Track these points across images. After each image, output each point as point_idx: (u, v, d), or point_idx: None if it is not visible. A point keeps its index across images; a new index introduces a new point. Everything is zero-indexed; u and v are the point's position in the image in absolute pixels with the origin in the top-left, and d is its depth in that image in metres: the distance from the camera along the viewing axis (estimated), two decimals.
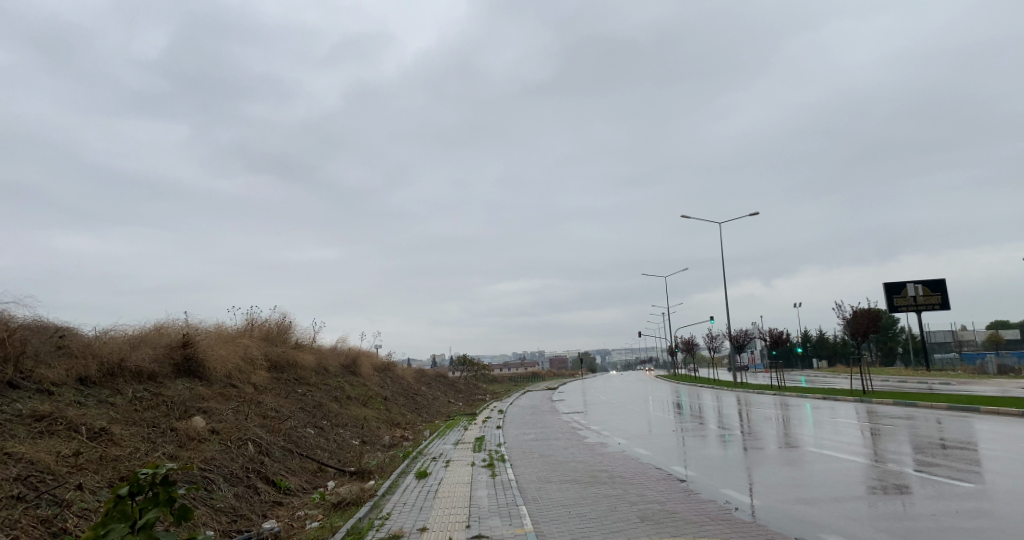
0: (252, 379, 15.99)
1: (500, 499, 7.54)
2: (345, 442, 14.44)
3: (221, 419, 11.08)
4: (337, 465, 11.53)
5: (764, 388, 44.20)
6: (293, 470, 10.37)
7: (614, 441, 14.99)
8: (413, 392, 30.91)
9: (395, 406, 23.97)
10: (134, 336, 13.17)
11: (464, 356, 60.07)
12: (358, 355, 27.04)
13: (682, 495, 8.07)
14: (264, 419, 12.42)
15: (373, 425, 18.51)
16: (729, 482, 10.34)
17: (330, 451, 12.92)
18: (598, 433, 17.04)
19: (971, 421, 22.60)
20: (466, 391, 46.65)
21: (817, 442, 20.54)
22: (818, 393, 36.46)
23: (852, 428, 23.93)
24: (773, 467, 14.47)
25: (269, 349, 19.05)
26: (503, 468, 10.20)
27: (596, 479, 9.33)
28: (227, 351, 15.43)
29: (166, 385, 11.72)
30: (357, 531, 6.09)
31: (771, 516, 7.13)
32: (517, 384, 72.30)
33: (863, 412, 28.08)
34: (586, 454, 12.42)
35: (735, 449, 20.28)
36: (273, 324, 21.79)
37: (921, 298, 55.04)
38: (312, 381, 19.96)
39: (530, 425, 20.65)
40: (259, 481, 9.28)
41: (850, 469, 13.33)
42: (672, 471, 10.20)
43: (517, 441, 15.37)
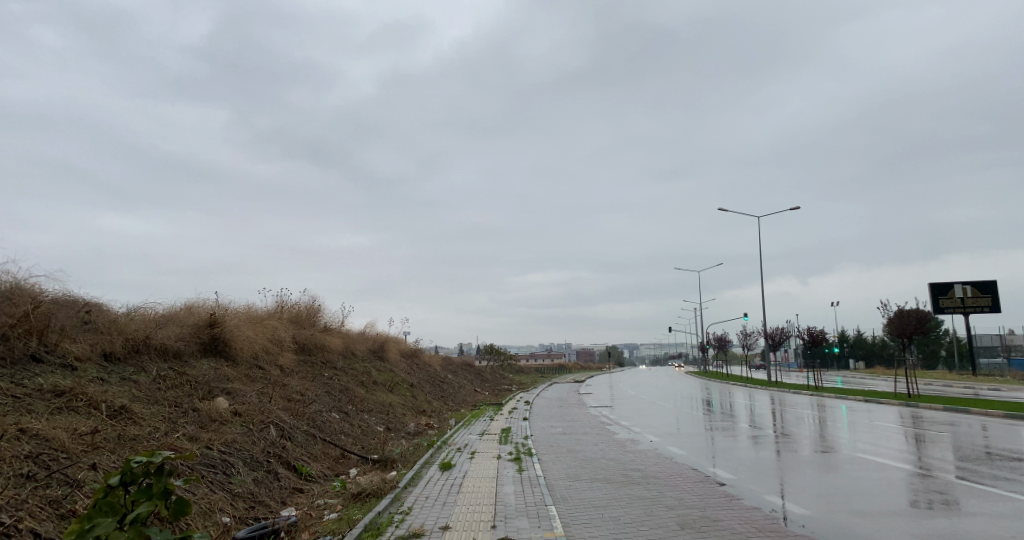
0: (278, 361, 15.86)
1: (528, 497, 7.09)
2: (369, 428, 14.19)
3: (245, 401, 10.90)
4: (360, 452, 11.25)
5: (799, 388, 42.85)
6: (315, 456, 10.12)
7: (645, 438, 14.46)
8: (439, 380, 30.72)
9: (421, 393, 23.76)
10: (161, 314, 13.13)
11: (490, 345, 59.81)
12: (385, 340, 26.91)
13: (723, 501, 7.54)
14: (287, 402, 12.22)
15: (398, 411, 18.28)
16: (770, 486, 9.75)
17: (354, 438, 12.66)
18: (629, 429, 16.50)
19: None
20: (492, 380, 46.41)
21: (859, 446, 19.61)
22: (857, 394, 35.14)
23: (895, 433, 22.84)
24: (814, 471, 13.73)
25: (297, 332, 18.98)
26: (530, 462, 9.78)
27: (629, 479, 8.82)
28: (254, 333, 15.33)
29: (191, 364, 11.61)
30: (376, 527, 5.71)
31: (821, 526, 6.59)
32: (543, 375, 71.81)
33: (906, 416, 26.90)
34: (617, 451, 11.93)
35: (770, 451, 19.48)
36: (301, 307, 21.73)
37: (969, 300, 52.61)
38: (339, 365, 19.84)
39: (557, 418, 20.16)
40: (280, 466, 9.05)
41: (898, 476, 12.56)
42: (709, 473, 9.66)
43: (543, 433, 14.95)
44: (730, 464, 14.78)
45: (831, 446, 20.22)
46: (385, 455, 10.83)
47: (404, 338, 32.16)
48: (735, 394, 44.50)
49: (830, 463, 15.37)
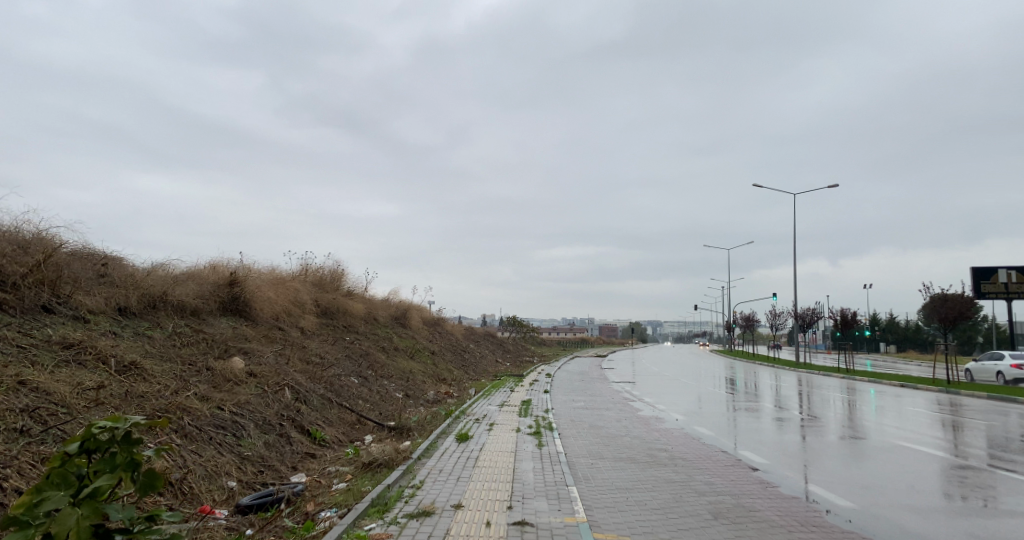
0: (299, 323, 15.65)
1: (547, 476, 6.63)
2: (388, 394, 13.93)
3: (261, 362, 10.66)
4: (377, 418, 10.97)
5: (829, 370, 41.65)
6: (331, 421, 9.84)
7: (671, 417, 13.93)
8: (461, 349, 30.56)
9: (443, 361, 23.55)
10: (182, 271, 12.94)
11: (514, 317, 59.63)
12: (408, 307, 26.74)
13: (758, 488, 6.97)
14: (305, 365, 11.96)
15: (418, 379, 18.04)
16: (805, 473, 9.15)
17: (372, 403, 12.40)
18: (653, 407, 15.98)
19: None
20: (514, 351, 46.33)
21: (894, 432, 18.77)
22: (888, 379, 34.06)
23: (930, 419, 21.94)
24: (846, 457, 13.09)
25: (319, 295, 18.79)
26: (550, 438, 9.35)
27: (656, 460, 8.32)
28: (275, 294, 15.12)
29: (209, 323, 11.41)
30: (384, 501, 5.31)
31: (868, 521, 6.00)
32: (566, 348, 71.58)
33: (943, 402, 25.82)
34: (642, 429, 11.42)
35: (798, 434, 18.84)
36: (325, 270, 21.55)
37: (1013, 286, 50.35)
38: (361, 330, 19.65)
39: (580, 392, 19.74)
40: (293, 430, 8.78)
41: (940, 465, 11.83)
42: (740, 457, 9.10)
43: (565, 407, 14.53)
44: (759, 447, 14.17)
45: (864, 431, 19.43)
46: (402, 423, 10.52)
47: (428, 306, 32.02)
48: (760, 374, 43.65)
49: (863, 449, 14.66)
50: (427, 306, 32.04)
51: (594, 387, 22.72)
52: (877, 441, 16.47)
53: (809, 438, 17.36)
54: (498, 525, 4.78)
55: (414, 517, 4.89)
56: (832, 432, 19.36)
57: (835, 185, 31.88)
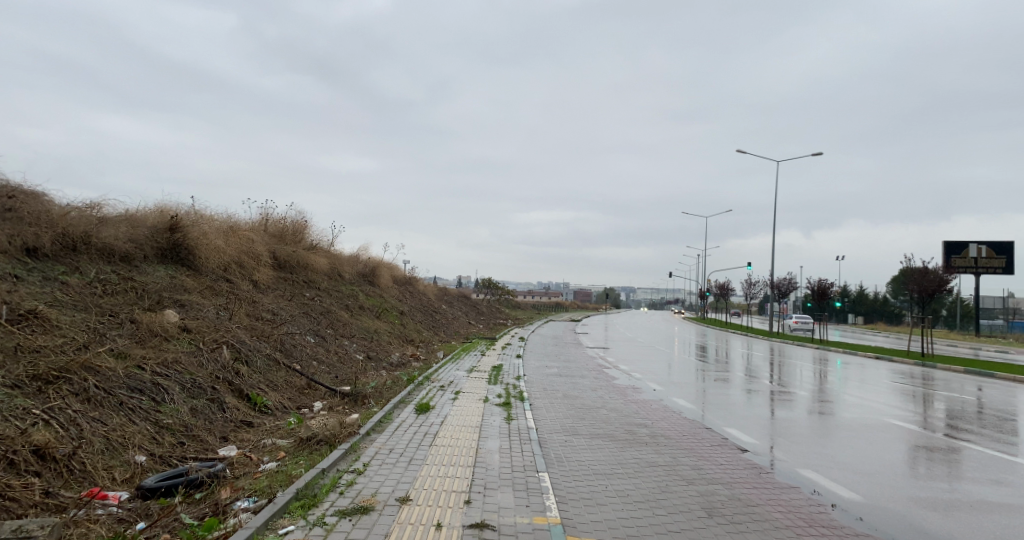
0: (252, 278, 14.42)
1: (514, 460, 5.71)
2: (347, 356, 12.90)
3: (200, 317, 9.47)
4: (330, 384, 9.95)
5: (799, 340, 41.82)
6: (276, 385, 8.78)
7: (648, 386, 13.19)
8: (433, 309, 29.58)
9: (411, 321, 22.55)
10: (115, 213, 11.53)
11: (488, 279, 58.78)
12: (378, 264, 25.53)
13: (751, 474, 6.14)
14: (252, 323, 10.83)
15: (383, 339, 17.00)
16: (795, 450, 8.37)
17: (326, 366, 11.38)
18: (630, 375, 15.26)
19: (1013, 393, 20.63)
20: (487, 313, 45.65)
21: (869, 403, 18.42)
22: (858, 350, 34.27)
23: (899, 390, 21.87)
24: (824, 429, 12.59)
25: (278, 247, 17.48)
26: (520, 410, 8.48)
27: (636, 438, 7.50)
28: (225, 243, 13.82)
29: (143, 270, 10.14)
30: (313, 491, 4.33)
31: (875, 512, 5.14)
32: (540, 313, 71.28)
33: (914, 374, 25.72)
34: (619, 400, 10.64)
35: (772, 404, 18.49)
36: (285, 221, 20.13)
37: (981, 261, 50.98)
38: (323, 286, 18.47)
39: (553, 358, 18.94)
40: (228, 395, 7.70)
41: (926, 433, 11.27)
42: (726, 435, 8.28)
43: (537, 374, 13.70)
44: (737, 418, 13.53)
45: (839, 401, 19.06)
46: (357, 389, 9.53)
47: (399, 265, 30.83)
48: (732, 342, 43.85)
49: (843, 419, 14.16)
50: (398, 265, 30.86)
51: (567, 353, 22.01)
52: (853, 412, 16.12)
53: (783, 408, 16.97)
54: (451, 527, 3.84)
55: (347, 515, 3.92)
56: (807, 402, 18.96)
57: (818, 154, 30.98)
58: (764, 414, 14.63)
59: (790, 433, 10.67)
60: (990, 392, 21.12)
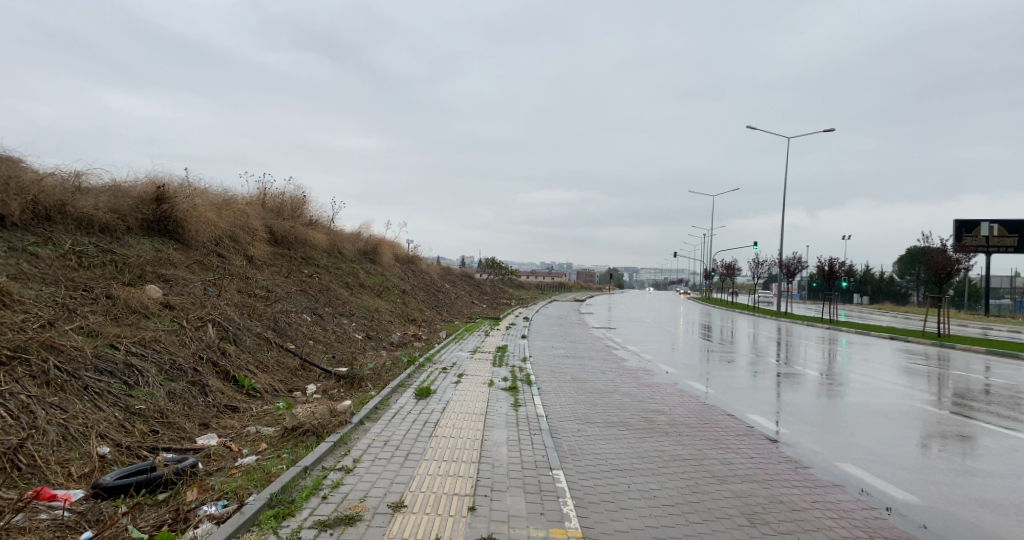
0: (246, 254, 13.79)
1: (524, 456, 5.06)
2: (345, 335, 12.28)
3: (185, 291, 8.80)
4: (325, 365, 9.33)
5: (808, 320, 41.11)
6: (267, 366, 8.15)
7: (661, 368, 12.57)
8: (435, 288, 29.00)
9: (414, 300, 21.95)
10: (96, 182, 10.83)
11: (492, 258, 58.15)
12: (379, 242, 24.86)
13: (787, 470, 5.49)
14: (243, 300, 10.19)
15: (384, 319, 16.39)
16: (827, 438, 7.71)
17: (322, 347, 10.77)
18: (641, 357, 14.64)
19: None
20: (491, 293, 45.17)
21: (886, 383, 17.78)
22: (868, 329, 33.64)
23: (914, 369, 21.27)
24: (845, 409, 11.98)
25: (274, 222, 16.82)
26: (528, 395, 7.85)
27: (655, 427, 6.86)
28: (217, 216, 13.16)
29: (124, 243, 9.46)
30: (292, 495, 3.70)
31: (936, 517, 4.48)
32: (543, 293, 70.71)
33: (929, 354, 25.04)
34: (633, 384, 10.00)
35: (784, 383, 17.93)
36: (282, 196, 19.44)
37: (994, 240, 49.97)
38: (322, 263, 17.84)
39: (559, 338, 18.32)
40: (213, 377, 7.08)
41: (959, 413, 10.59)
42: (752, 423, 7.63)
43: (544, 355, 13.10)
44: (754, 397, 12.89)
45: (855, 381, 18.42)
46: (354, 371, 8.89)
47: (401, 243, 30.19)
48: (740, 322, 43.27)
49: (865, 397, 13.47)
50: (401, 243, 30.22)
51: (574, 333, 21.41)
52: (870, 390, 15.54)
53: (797, 387, 16.41)
54: None
55: (329, 526, 3.31)
56: (822, 381, 18.32)
57: (829, 130, 27.37)
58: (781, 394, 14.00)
59: (814, 412, 10.04)
60: (1008, 371, 20.50)
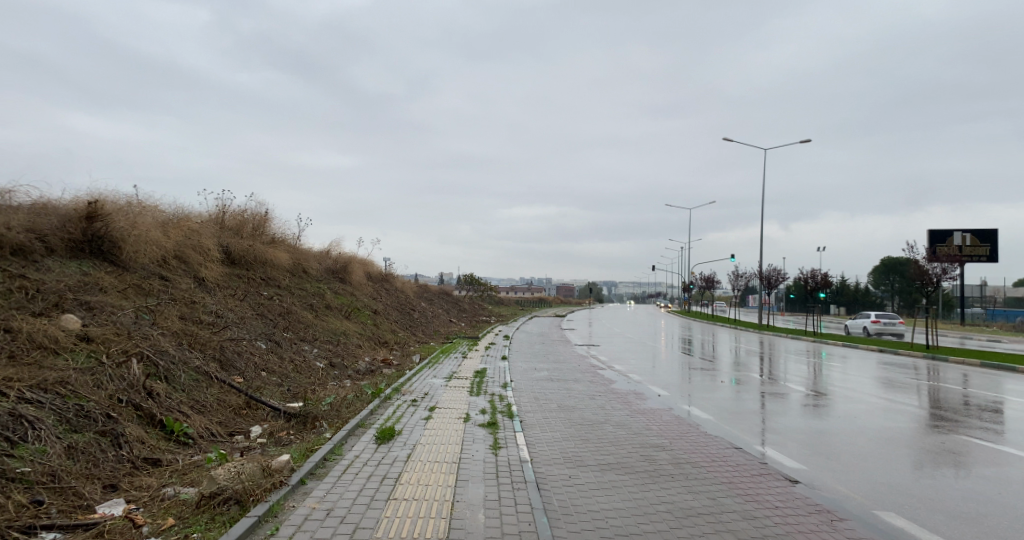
0: (196, 276, 12.59)
1: (505, 526, 4.02)
2: (304, 364, 11.13)
3: (110, 320, 7.61)
4: (277, 402, 8.18)
5: (790, 332, 40.69)
6: (204, 406, 7.00)
7: (651, 391, 11.62)
8: (410, 308, 27.85)
9: (386, 321, 20.79)
10: (17, 199, 9.61)
11: (470, 275, 57.13)
12: (349, 260, 23.71)
13: (821, 524, 4.55)
14: (185, 329, 9.02)
15: (351, 343, 15.22)
16: (847, 469, 6.80)
17: (276, 380, 9.64)
18: (628, 378, 13.69)
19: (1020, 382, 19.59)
20: (469, 311, 44.07)
21: (880, 397, 17.08)
22: (850, 341, 33.34)
23: (903, 381, 20.74)
24: (848, 425, 11.20)
25: (231, 241, 15.63)
26: (508, 433, 6.81)
27: (658, 471, 5.88)
28: (162, 235, 11.97)
29: (42, 267, 8.24)
30: None
31: None
32: (523, 309, 69.78)
33: (916, 365, 24.54)
34: (624, 412, 9.02)
35: (775, 398, 17.18)
36: (241, 213, 18.23)
37: (966, 249, 50.52)
38: (284, 284, 16.64)
39: (540, 359, 17.30)
40: (133, 423, 5.90)
41: (973, 431, 9.78)
42: (765, 459, 6.68)
43: (525, 379, 12.12)
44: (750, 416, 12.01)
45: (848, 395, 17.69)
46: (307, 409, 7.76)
47: (374, 261, 29.04)
48: (721, 335, 42.80)
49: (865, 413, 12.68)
50: (373, 261, 29.07)
51: (554, 352, 20.42)
52: (865, 406, 14.84)
53: (789, 403, 15.68)
54: None
55: None
56: (814, 397, 17.57)
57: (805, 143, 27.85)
58: (777, 412, 13.16)
59: (823, 435, 9.14)
60: (996, 380, 20.09)
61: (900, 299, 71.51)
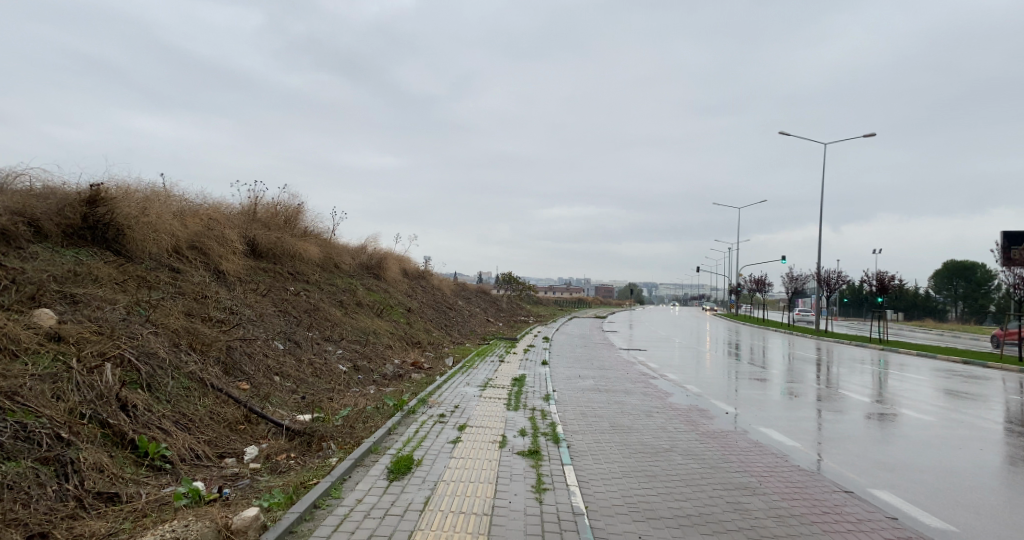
0: (214, 269, 11.67)
1: None
2: (325, 367, 10.01)
3: (94, 315, 6.59)
4: (282, 416, 6.99)
5: (853, 339, 37.83)
6: (191, 421, 5.87)
7: (717, 407, 10.05)
8: (446, 306, 26.74)
9: (420, 320, 19.70)
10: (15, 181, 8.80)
11: (509, 274, 55.96)
12: (385, 255, 22.77)
13: None
14: (187, 327, 7.98)
15: (381, 343, 14.12)
16: (1002, 526, 5.15)
17: (289, 387, 8.54)
18: (686, 390, 12.12)
19: None
20: (508, 310, 42.80)
21: (973, 414, 14.95)
22: (920, 350, 30.63)
23: (993, 396, 18.39)
24: (954, 445, 9.39)
25: (256, 232, 14.74)
26: (554, 468, 5.42)
27: (756, 530, 4.41)
28: (177, 224, 11.07)
29: (28, 254, 7.33)
30: None
31: None
32: (563, 309, 68.30)
33: (1006, 379, 21.92)
34: (692, 437, 7.52)
35: (848, 410, 15.25)
36: (270, 204, 17.38)
37: None
38: (313, 279, 15.68)
39: (585, 365, 15.83)
40: (92, 445, 4.78)
41: None
42: (891, 511, 5.11)
43: (570, 390, 10.73)
44: (835, 431, 10.32)
45: (936, 409, 15.59)
46: (314, 426, 6.52)
47: (411, 257, 28.14)
48: (773, 340, 40.36)
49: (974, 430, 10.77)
50: (410, 257, 28.16)
51: (599, 356, 18.89)
52: (961, 422, 12.82)
53: (868, 416, 13.78)
54: None
55: None
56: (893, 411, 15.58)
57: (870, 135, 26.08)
58: (864, 427, 11.35)
59: (939, 469, 7.42)
60: None
61: (965, 305, 66.77)
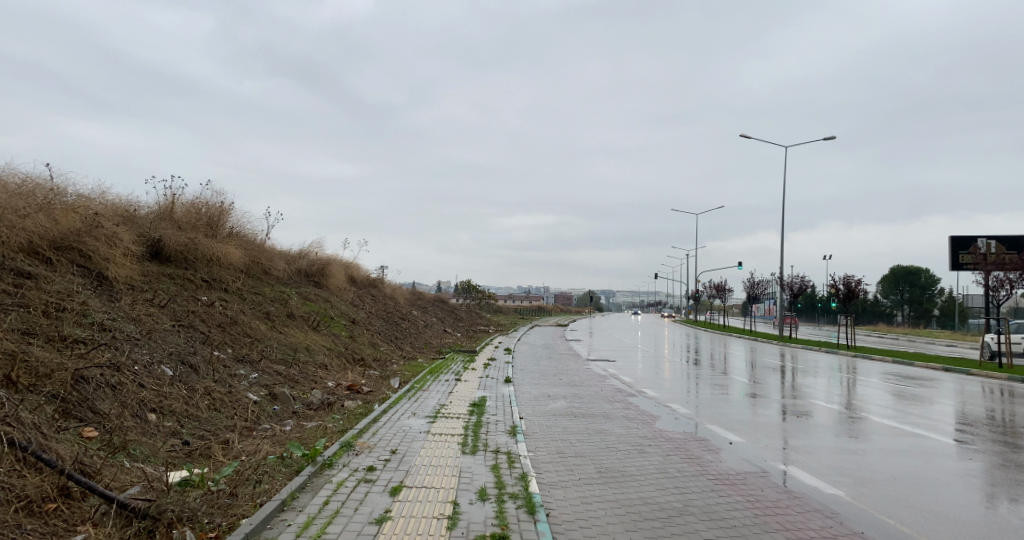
0: (92, 276, 9.27)
1: None
2: (228, 399, 7.80)
3: None
4: (130, 483, 4.74)
5: (818, 344, 37.22)
6: None
7: (719, 436, 8.31)
8: (399, 316, 24.50)
9: (366, 333, 17.48)
10: None
11: (468, 281, 53.84)
12: (328, 261, 20.47)
13: None
14: (9, 353, 5.68)
15: (315, 363, 11.92)
16: None
17: (166, 430, 6.33)
18: (673, 411, 10.37)
19: None
20: (467, 320, 40.85)
21: (971, 418, 13.71)
22: (885, 355, 30.04)
23: (978, 399, 17.37)
24: (989, 464, 7.90)
25: (162, 232, 12.37)
26: None
27: None
28: (34, 217, 8.69)
29: None
30: None
31: None
32: (524, 318, 66.75)
33: (980, 381, 21.15)
34: (705, 488, 5.71)
35: (840, 419, 13.85)
36: (186, 201, 14.96)
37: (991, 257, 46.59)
38: (234, 287, 13.37)
39: (553, 381, 13.99)
40: None
41: None
42: None
43: (541, 417, 8.85)
44: (855, 448, 8.72)
45: (932, 414, 14.35)
46: (167, 500, 4.31)
47: (360, 264, 25.83)
48: (738, 347, 39.49)
49: (1004, 445, 9.31)
50: (359, 264, 25.84)
51: (567, 369, 17.05)
52: (970, 430, 11.47)
53: (865, 423, 12.34)
54: None
55: None
56: (887, 416, 14.24)
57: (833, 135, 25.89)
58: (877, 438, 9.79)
59: (1010, 508, 5.83)
60: None
61: (911, 309, 68.20)
